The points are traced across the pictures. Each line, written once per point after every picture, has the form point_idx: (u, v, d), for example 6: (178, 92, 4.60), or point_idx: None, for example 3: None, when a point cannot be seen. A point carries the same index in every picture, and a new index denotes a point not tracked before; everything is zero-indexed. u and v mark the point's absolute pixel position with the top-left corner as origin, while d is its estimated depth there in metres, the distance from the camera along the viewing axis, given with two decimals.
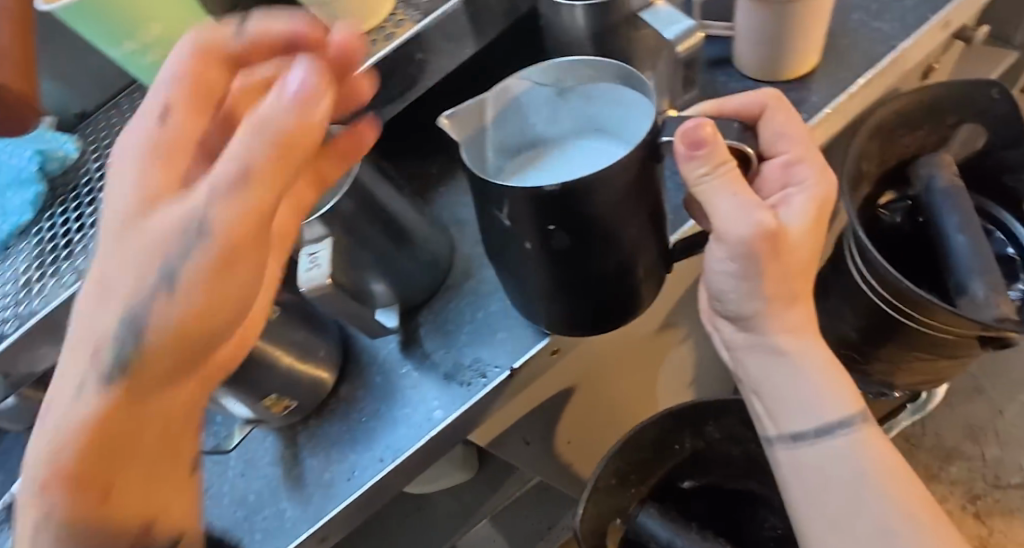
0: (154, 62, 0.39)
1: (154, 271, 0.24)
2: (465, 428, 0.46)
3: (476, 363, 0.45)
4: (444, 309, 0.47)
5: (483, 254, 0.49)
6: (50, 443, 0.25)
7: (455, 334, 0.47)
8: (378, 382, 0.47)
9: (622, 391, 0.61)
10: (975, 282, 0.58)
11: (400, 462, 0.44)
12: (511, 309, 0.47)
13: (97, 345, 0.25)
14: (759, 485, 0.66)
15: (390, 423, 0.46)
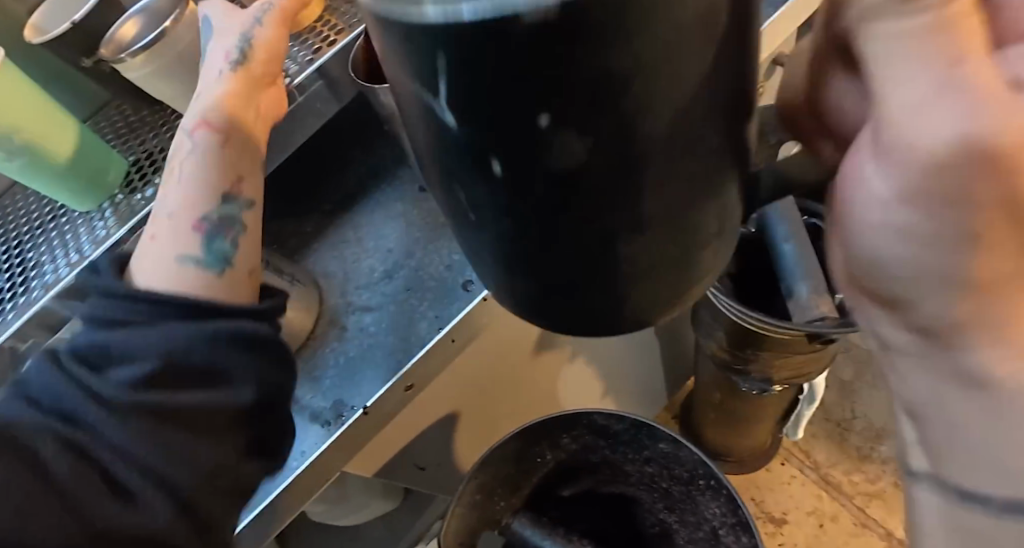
0: (23, 164, 0.49)
1: (220, 96, 0.41)
2: (336, 461, 0.50)
3: (337, 403, 0.49)
4: (312, 356, 0.51)
5: (351, 301, 0.54)
6: (180, 212, 0.38)
7: (321, 379, 0.50)
8: None
9: (504, 408, 0.69)
10: (800, 285, 0.60)
11: (269, 503, 0.46)
12: (370, 351, 0.51)
13: (205, 147, 0.39)
14: (634, 487, 0.65)
15: None
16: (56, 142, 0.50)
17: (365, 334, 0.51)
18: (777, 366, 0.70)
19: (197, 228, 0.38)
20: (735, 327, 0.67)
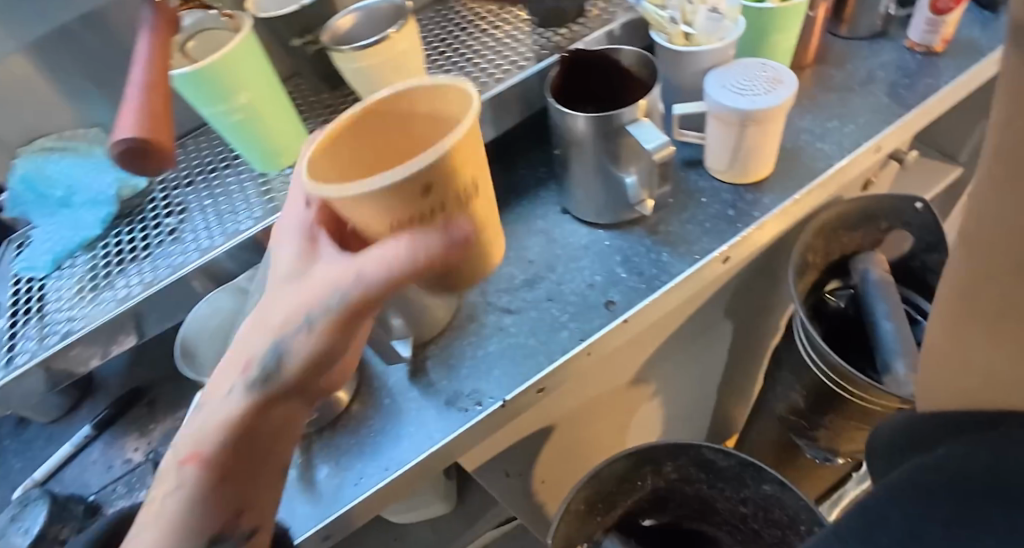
0: (233, 121, 0.52)
1: (281, 332, 0.30)
2: (461, 448, 0.52)
3: (474, 393, 0.52)
4: (449, 346, 0.55)
5: (489, 302, 0.57)
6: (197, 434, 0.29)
7: (457, 369, 0.54)
8: (387, 403, 0.54)
9: (588, 431, 0.72)
10: (897, 362, 0.63)
11: (402, 473, 0.50)
12: (506, 350, 0.54)
13: (247, 365, 0.30)
14: (713, 525, 0.71)
15: (394, 439, 0.52)
16: (269, 113, 0.53)
17: (505, 334, 0.55)
18: (846, 438, 0.73)
19: (255, 374, 0.30)
20: (817, 394, 0.70)
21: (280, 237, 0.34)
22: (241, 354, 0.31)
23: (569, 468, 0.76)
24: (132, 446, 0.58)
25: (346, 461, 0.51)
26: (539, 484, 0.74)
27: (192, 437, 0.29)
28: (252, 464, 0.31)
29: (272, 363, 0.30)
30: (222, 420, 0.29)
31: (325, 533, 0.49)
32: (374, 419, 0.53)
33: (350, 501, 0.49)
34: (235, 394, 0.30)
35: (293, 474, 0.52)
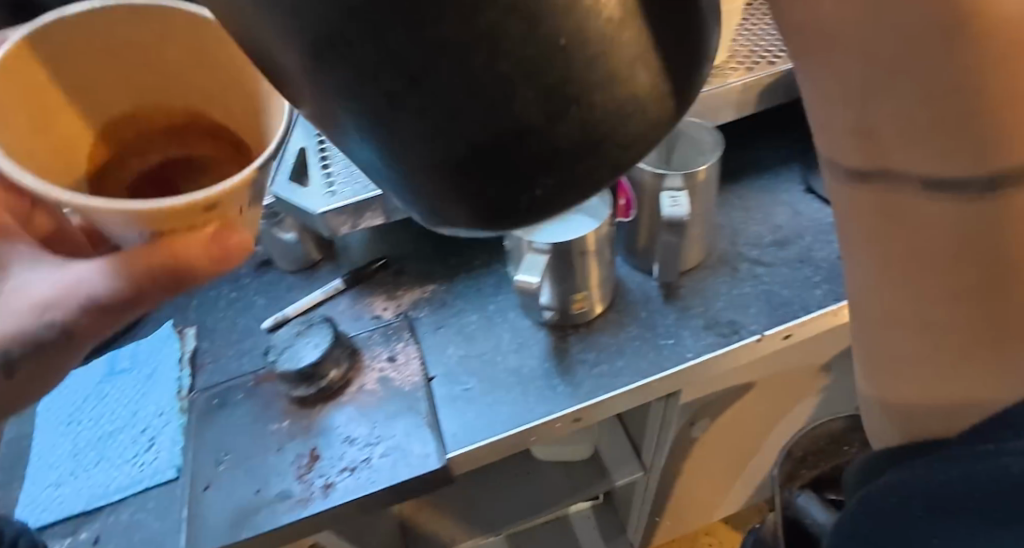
0: None
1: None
2: (706, 374, 0.47)
3: (731, 322, 0.48)
4: (701, 281, 0.50)
5: (739, 245, 0.52)
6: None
7: (712, 298, 0.49)
8: (640, 314, 0.49)
9: (765, 402, 0.69)
10: None
11: (656, 381, 0.45)
12: (767, 289, 0.49)
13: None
14: None
15: (637, 350, 0.47)
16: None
17: (762, 278, 0.50)
18: None
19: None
20: None
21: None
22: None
23: (734, 432, 0.72)
24: (380, 304, 0.52)
25: (600, 356, 0.47)
26: (694, 444, 0.72)
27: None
28: (46, 365, 0.33)
29: (62, 300, 0.29)
30: (1, 332, 0.31)
31: (577, 417, 0.45)
32: (624, 325, 0.48)
33: (609, 392, 0.45)
34: (42, 325, 0.30)
35: (546, 359, 0.47)
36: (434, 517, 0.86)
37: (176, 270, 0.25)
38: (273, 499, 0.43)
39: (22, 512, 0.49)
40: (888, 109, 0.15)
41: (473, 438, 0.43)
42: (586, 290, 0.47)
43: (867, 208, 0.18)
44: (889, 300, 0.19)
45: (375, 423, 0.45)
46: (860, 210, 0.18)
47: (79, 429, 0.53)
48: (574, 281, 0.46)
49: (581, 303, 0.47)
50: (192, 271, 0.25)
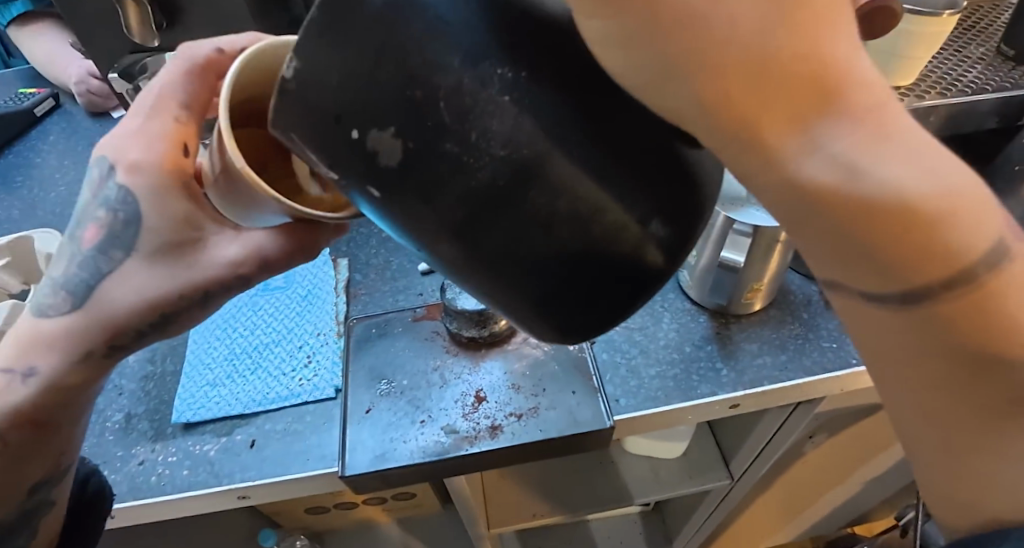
0: None
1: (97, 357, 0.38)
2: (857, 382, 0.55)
3: None
4: None
5: None
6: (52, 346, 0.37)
7: None
8: (805, 317, 0.57)
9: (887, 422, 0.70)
10: None
11: (822, 377, 0.53)
12: None
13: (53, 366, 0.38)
14: None
15: (808, 350, 0.55)
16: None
17: None
18: None
19: (182, 251, 0.35)
20: None
21: (130, 169, 0.34)
22: (150, 242, 0.35)
23: (848, 448, 0.74)
24: None
25: (767, 349, 0.55)
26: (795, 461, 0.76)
27: (150, 241, 0.35)
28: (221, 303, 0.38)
29: (245, 255, 0.35)
30: (195, 280, 0.36)
31: (734, 400, 0.52)
32: (793, 325, 0.57)
33: (776, 383, 0.52)
34: (231, 275, 0.35)
35: (708, 343, 0.55)
36: (512, 496, 0.86)
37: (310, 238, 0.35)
38: (442, 431, 0.49)
39: (176, 407, 0.53)
40: (823, 258, 0.23)
41: (653, 406, 0.51)
42: (759, 283, 0.54)
43: (859, 319, 0.25)
44: (897, 387, 0.25)
45: (538, 378, 0.52)
46: (852, 321, 0.25)
47: (236, 337, 0.58)
48: (748, 271, 0.53)
49: (753, 295, 0.55)
50: (317, 239, 0.35)
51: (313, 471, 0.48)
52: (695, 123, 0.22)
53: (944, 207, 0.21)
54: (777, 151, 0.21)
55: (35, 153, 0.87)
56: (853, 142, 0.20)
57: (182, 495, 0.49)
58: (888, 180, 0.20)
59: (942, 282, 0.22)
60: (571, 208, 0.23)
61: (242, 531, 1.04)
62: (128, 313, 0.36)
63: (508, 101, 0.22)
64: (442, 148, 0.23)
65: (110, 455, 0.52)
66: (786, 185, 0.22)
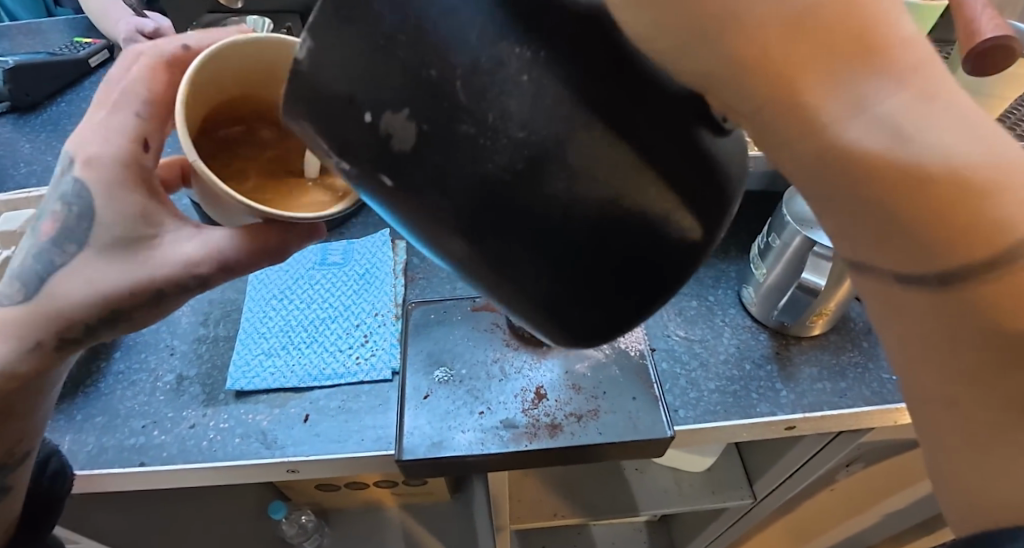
0: None
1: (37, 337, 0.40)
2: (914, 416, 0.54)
3: None
4: None
5: None
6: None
7: None
8: (866, 345, 0.56)
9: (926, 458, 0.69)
10: None
11: (883, 408, 0.52)
12: None
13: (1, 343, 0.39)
14: None
15: (869, 378, 0.54)
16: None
17: None
18: None
19: (138, 248, 0.38)
20: None
21: (89, 164, 0.37)
22: (102, 239, 0.37)
23: (880, 480, 0.73)
24: None
25: (827, 373, 0.54)
26: (823, 490, 0.74)
27: (104, 236, 0.37)
28: (175, 301, 0.40)
29: (202, 256, 0.37)
30: (145, 277, 0.38)
31: (792, 423, 0.51)
32: (853, 352, 0.56)
33: (836, 409, 0.52)
34: (186, 275, 0.38)
35: (768, 361, 0.55)
36: (533, 495, 0.86)
37: (283, 241, 0.36)
38: (501, 424, 0.49)
39: (231, 374, 0.53)
40: (853, 233, 0.24)
41: (711, 420, 0.50)
42: (829, 308, 0.53)
43: (889, 302, 0.25)
44: (924, 374, 0.25)
45: (598, 380, 0.51)
46: (884, 306, 0.25)
47: (293, 309, 0.58)
48: (821, 295, 0.51)
49: (823, 317, 0.54)
50: (280, 241, 0.36)
51: (369, 452, 0.48)
52: (736, 98, 0.22)
53: (990, 177, 0.20)
54: (817, 117, 0.21)
55: (86, 103, 0.86)
56: (902, 103, 0.20)
57: (233, 462, 0.48)
58: (932, 148, 0.20)
59: (982, 261, 0.22)
60: (591, 199, 0.23)
61: (252, 503, 1.03)
62: (81, 306, 0.38)
63: (528, 81, 0.22)
64: (456, 129, 0.22)
65: (160, 415, 0.52)
66: (826, 150, 0.22)
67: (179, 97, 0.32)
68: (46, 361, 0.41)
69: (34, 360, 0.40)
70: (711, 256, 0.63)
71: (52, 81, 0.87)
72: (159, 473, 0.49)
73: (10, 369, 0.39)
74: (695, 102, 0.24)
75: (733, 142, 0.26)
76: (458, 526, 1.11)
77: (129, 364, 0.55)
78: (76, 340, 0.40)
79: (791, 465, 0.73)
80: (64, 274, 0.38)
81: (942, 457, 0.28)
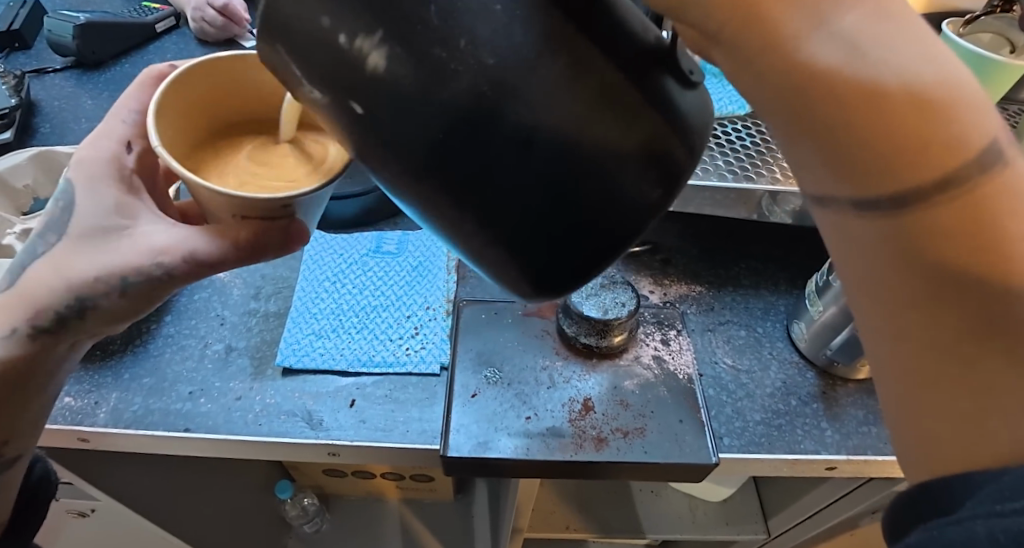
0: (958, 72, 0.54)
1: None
2: None
3: None
4: None
5: None
6: None
7: None
8: None
9: None
10: None
11: None
12: None
13: None
14: None
15: None
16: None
17: None
18: None
19: (113, 237, 0.38)
20: None
21: (79, 164, 0.39)
22: (80, 228, 0.38)
23: None
24: (647, 285, 0.62)
25: (873, 417, 0.53)
26: (843, 536, 0.73)
27: (82, 226, 0.38)
28: (145, 295, 0.39)
29: (170, 245, 0.37)
30: (115, 266, 0.37)
31: (833, 464, 0.51)
32: None
33: (880, 454, 0.51)
34: (154, 265, 0.37)
35: (813, 398, 0.54)
36: (547, 504, 0.85)
37: (255, 236, 0.36)
38: (547, 432, 0.49)
39: (280, 350, 0.53)
40: (814, 166, 0.25)
41: (755, 451, 0.50)
42: None
43: (841, 230, 0.26)
44: (873, 307, 0.26)
45: (646, 399, 0.51)
46: (836, 234, 0.26)
47: (345, 293, 0.58)
48: None
49: None
50: (252, 241, 0.36)
51: (415, 444, 0.48)
52: (703, 19, 0.24)
53: (936, 90, 0.22)
54: (782, 30, 0.23)
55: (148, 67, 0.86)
56: (857, 22, 0.22)
57: (277, 439, 0.49)
58: (884, 63, 0.22)
59: (933, 180, 0.22)
60: (553, 128, 0.23)
61: (260, 481, 1.02)
62: (50, 293, 0.38)
63: (501, 11, 0.23)
64: (428, 52, 0.23)
65: (208, 384, 0.52)
66: (787, 65, 0.23)
67: (155, 102, 0.34)
68: (29, 349, 0.39)
69: (11, 351, 0.39)
70: (762, 288, 0.63)
71: (118, 41, 0.87)
72: (203, 440, 0.49)
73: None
74: (665, 50, 0.25)
75: (701, 98, 0.27)
76: (457, 527, 1.11)
77: (179, 328, 0.55)
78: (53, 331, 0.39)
79: (813, 504, 0.72)
80: (49, 263, 0.38)
81: (913, 416, 0.27)
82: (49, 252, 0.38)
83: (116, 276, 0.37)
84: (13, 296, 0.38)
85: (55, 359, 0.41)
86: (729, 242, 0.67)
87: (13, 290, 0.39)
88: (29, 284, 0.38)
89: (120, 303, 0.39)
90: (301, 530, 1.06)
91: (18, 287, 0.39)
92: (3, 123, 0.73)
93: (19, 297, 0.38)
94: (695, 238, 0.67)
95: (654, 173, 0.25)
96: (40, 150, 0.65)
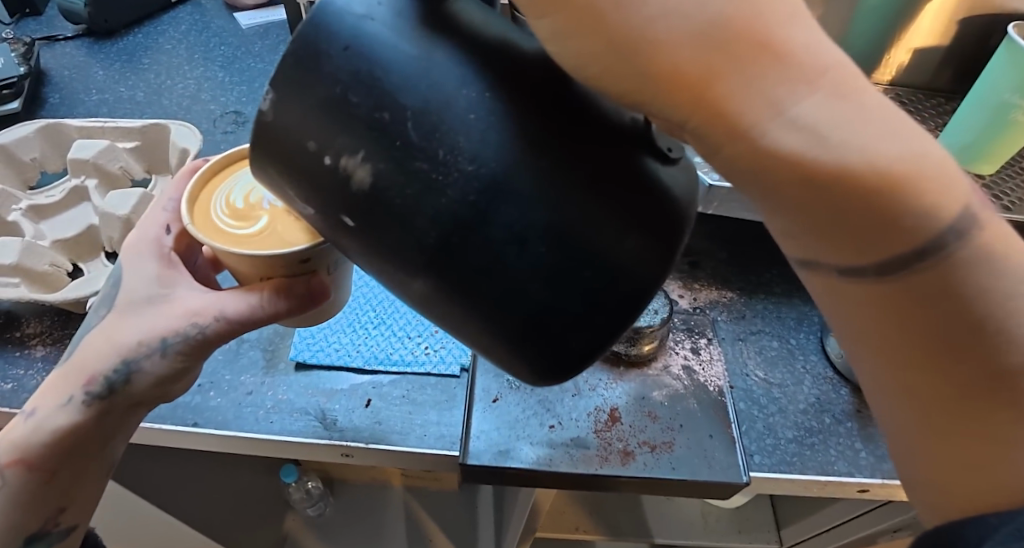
0: (1016, 74, 0.51)
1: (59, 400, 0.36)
2: None
3: None
4: None
5: None
6: (40, 390, 0.37)
7: None
8: None
9: None
10: None
11: None
12: None
13: (33, 407, 0.36)
14: None
15: None
16: (1014, 128, 0.54)
17: None
18: None
19: (154, 306, 0.36)
20: None
21: (127, 250, 0.38)
22: (124, 301, 0.36)
23: None
24: (677, 290, 0.59)
25: None
26: None
27: (126, 299, 0.36)
28: (190, 358, 0.37)
29: (209, 306, 0.36)
30: (161, 330, 0.35)
31: (865, 487, 0.48)
32: None
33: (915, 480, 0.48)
34: (196, 327, 0.35)
35: (846, 415, 0.52)
36: (558, 504, 0.83)
37: (279, 287, 0.35)
38: (571, 442, 0.47)
39: (295, 343, 0.51)
40: (801, 233, 0.24)
41: (786, 471, 0.48)
42: None
43: (834, 296, 0.25)
44: (877, 371, 0.26)
45: (675, 412, 0.49)
46: (829, 299, 0.26)
47: (362, 288, 0.56)
48: None
49: None
50: (288, 291, 0.35)
51: (431, 449, 0.46)
52: (661, 109, 0.22)
53: (905, 169, 0.21)
54: (738, 120, 0.21)
55: (162, 38, 0.83)
56: (819, 104, 0.21)
57: (288, 438, 0.46)
58: (848, 146, 0.21)
59: (917, 248, 0.23)
60: (524, 188, 0.22)
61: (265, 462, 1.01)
62: (94, 363, 0.36)
63: (476, 120, 0.22)
64: (412, 167, 0.23)
65: (217, 376, 0.50)
66: (754, 152, 0.22)
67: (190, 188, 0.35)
68: (86, 419, 0.36)
69: (68, 421, 0.36)
70: (795, 297, 0.60)
71: (131, 9, 0.84)
72: (211, 437, 0.47)
73: (47, 428, 0.35)
74: (642, 132, 0.24)
75: (686, 171, 0.26)
76: (464, 517, 1.09)
77: None
78: (106, 398, 0.36)
79: (830, 518, 0.70)
80: (94, 338, 0.36)
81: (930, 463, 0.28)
82: (97, 330, 0.37)
83: (157, 340, 0.35)
84: (65, 372, 0.36)
85: (110, 427, 0.37)
86: (757, 246, 0.64)
87: (65, 367, 0.37)
88: (75, 358, 0.36)
89: (165, 371, 0.36)
90: (303, 512, 1.05)
91: (71, 363, 0.36)
92: (12, 93, 0.70)
93: (69, 372, 0.36)
94: (723, 242, 0.64)
95: (656, 238, 0.24)
96: (48, 123, 0.63)
